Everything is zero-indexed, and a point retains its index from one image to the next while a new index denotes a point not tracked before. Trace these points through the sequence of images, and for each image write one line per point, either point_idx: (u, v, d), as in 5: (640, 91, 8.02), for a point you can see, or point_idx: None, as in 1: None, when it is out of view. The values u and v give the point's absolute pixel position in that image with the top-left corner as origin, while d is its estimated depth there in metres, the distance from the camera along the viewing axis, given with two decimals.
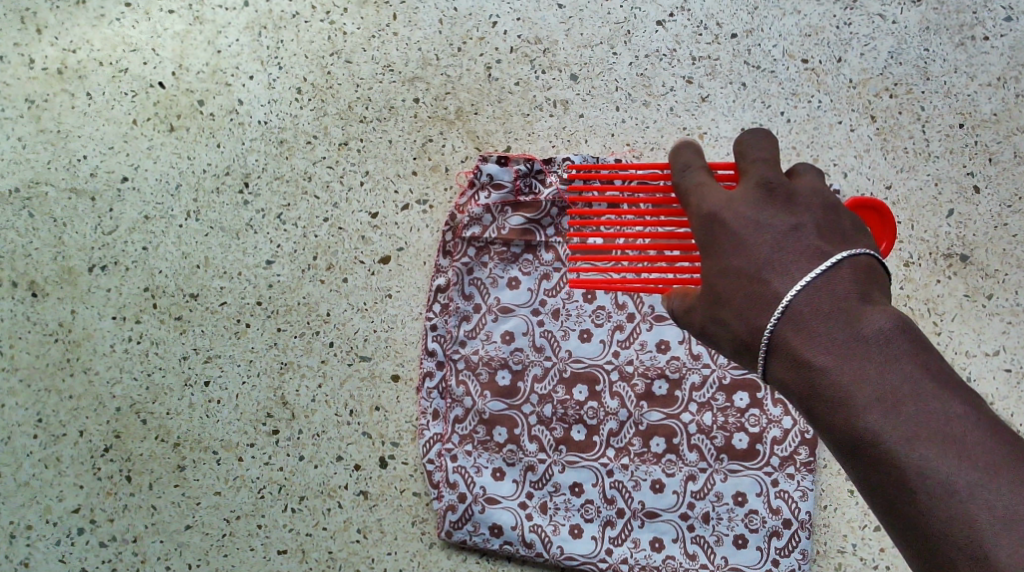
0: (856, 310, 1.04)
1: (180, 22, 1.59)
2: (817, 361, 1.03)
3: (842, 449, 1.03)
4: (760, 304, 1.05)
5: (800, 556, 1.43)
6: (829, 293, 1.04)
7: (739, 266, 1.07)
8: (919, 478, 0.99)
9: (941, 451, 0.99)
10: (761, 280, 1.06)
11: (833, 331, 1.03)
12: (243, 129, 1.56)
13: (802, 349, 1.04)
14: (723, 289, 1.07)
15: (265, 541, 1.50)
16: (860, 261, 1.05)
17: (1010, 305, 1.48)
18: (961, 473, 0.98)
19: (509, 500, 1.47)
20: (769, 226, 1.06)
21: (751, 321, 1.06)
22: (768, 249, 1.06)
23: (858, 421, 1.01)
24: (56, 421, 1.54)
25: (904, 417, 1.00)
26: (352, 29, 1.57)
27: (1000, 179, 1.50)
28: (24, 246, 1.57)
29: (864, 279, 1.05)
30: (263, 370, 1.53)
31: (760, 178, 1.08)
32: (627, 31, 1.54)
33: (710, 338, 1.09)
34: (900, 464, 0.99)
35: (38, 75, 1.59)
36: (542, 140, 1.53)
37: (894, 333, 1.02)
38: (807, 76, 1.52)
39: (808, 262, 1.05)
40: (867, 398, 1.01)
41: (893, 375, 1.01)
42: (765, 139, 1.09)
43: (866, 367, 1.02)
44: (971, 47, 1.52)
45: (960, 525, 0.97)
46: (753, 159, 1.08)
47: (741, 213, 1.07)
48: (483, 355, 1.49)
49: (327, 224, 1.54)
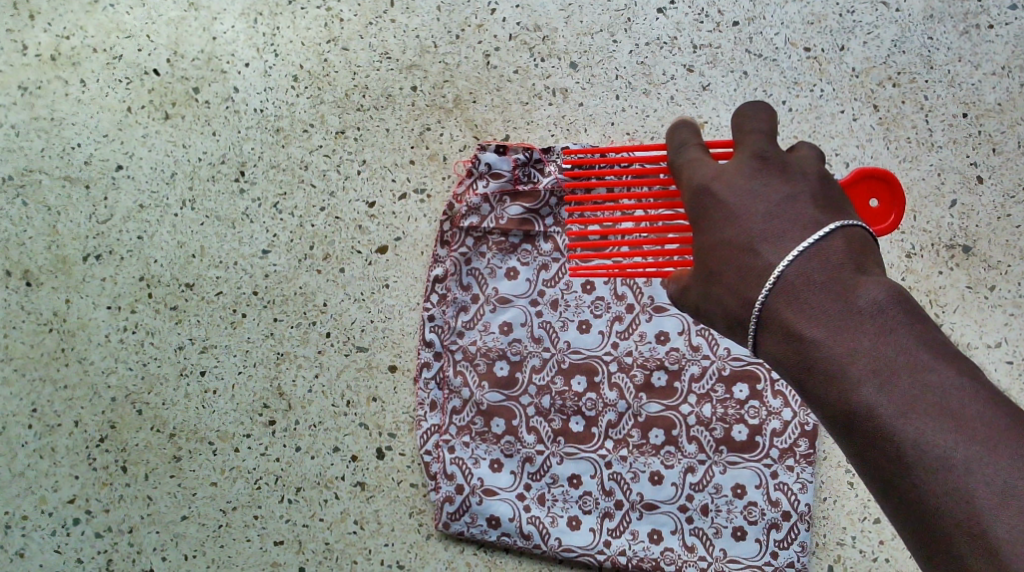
0: (849, 281, 1.02)
1: (176, 8, 1.57)
2: (810, 334, 1.01)
3: (836, 424, 1.01)
4: (752, 276, 1.04)
5: (800, 548, 1.42)
6: (822, 263, 1.02)
7: (729, 239, 1.05)
8: (915, 453, 0.97)
9: (937, 424, 0.97)
10: (752, 252, 1.04)
11: (826, 302, 1.02)
12: (238, 117, 1.55)
13: (795, 322, 1.02)
14: (721, 277, 1.05)
15: (262, 532, 1.49)
16: (853, 233, 1.04)
17: (1012, 296, 1.46)
18: (957, 446, 0.96)
19: (508, 492, 1.46)
20: (761, 195, 1.05)
21: (746, 300, 1.04)
22: (763, 229, 1.04)
23: (852, 395, 0.99)
24: (52, 411, 1.53)
25: (898, 390, 0.98)
26: (349, 16, 1.55)
27: (1003, 169, 1.48)
28: (18, 234, 1.55)
29: (858, 251, 1.03)
30: (259, 360, 1.52)
31: (753, 149, 1.06)
32: (627, 18, 1.53)
33: (704, 316, 1.08)
34: (896, 439, 0.98)
35: (31, 61, 1.57)
36: (542, 129, 1.51)
37: (888, 305, 1.00)
38: (809, 64, 1.51)
39: (801, 231, 1.03)
40: (860, 371, 0.99)
41: (887, 346, 0.99)
42: (763, 113, 1.07)
43: (859, 339, 1.00)
44: (975, 36, 1.50)
45: (957, 503, 0.95)
46: (749, 130, 1.07)
47: (732, 183, 1.06)
48: (481, 346, 1.48)
49: (324, 213, 1.53)
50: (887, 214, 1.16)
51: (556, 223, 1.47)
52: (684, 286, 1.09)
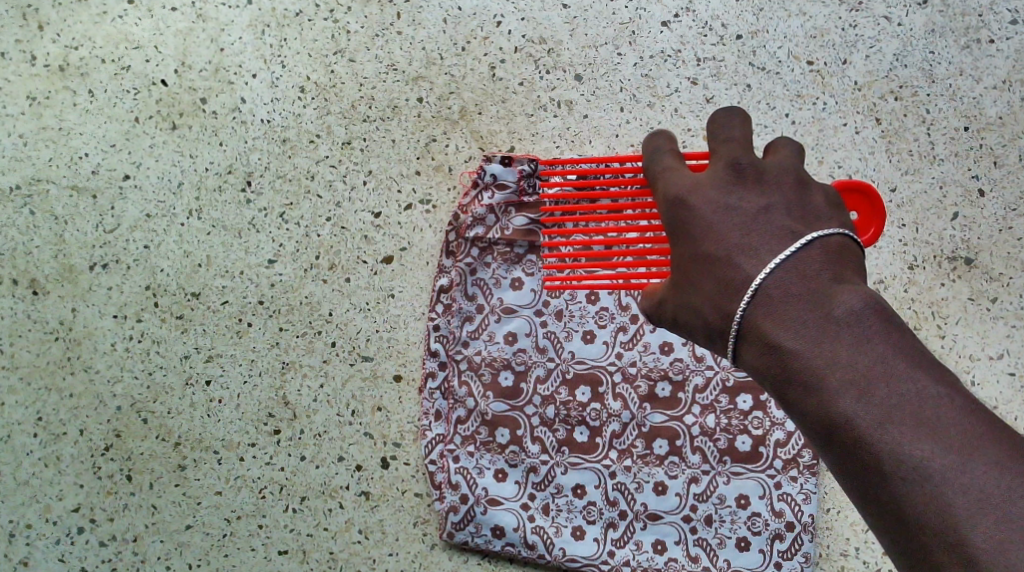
0: (827, 290, 1.02)
1: (183, 19, 1.58)
2: (789, 344, 1.02)
3: (816, 434, 1.01)
4: (730, 289, 1.05)
5: (804, 559, 1.43)
6: (799, 274, 1.03)
7: (707, 251, 1.06)
8: (894, 462, 0.97)
9: (914, 434, 0.97)
10: (730, 263, 1.05)
11: (804, 313, 1.02)
12: (245, 128, 1.55)
13: (773, 333, 1.03)
14: (700, 287, 1.07)
15: (267, 541, 1.50)
16: (832, 241, 1.05)
17: (1014, 308, 1.48)
18: (935, 455, 0.96)
19: (512, 502, 1.47)
20: (738, 206, 1.06)
21: (725, 309, 1.05)
22: (739, 233, 1.05)
23: (831, 405, 1.00)
24: (57, 420, 1.53)
25: (877, 400, 0.99)
26: (356, 28, 1.56)
27: (1004, 182, 1.50)
28: (25, 243, 1.56)
29: (837, 260, 1.04)
30: (264, 369, 1.52)
31: (730, 158, 1.07)
32: (632, 32, 1.54)
33: (683, 327, 1.09)
34: (875, 448, 0.98)
35: (40, 72, 1.58)
36: (547, 141, 1.52)
37: (865, 314, 1.01)
38: (813, 78, 1.52)
39: (778, 242, 1.04)
40: (839, 381, 1.00)
41: (865, 356, 1.00)
42: (736, 119, 1.08)
43: (837, 349, 1.01)
44: (976, 50, 1.52)
45: (936, 511, 0.96)
46: (723, 138, 1.08)
47: (708, 196, 1.07)
48: (486, 355, 1.49)
49: (329, 224, 1.53)
50: (868, 228, 1.17)
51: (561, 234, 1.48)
52: (660, 300, 1.11)
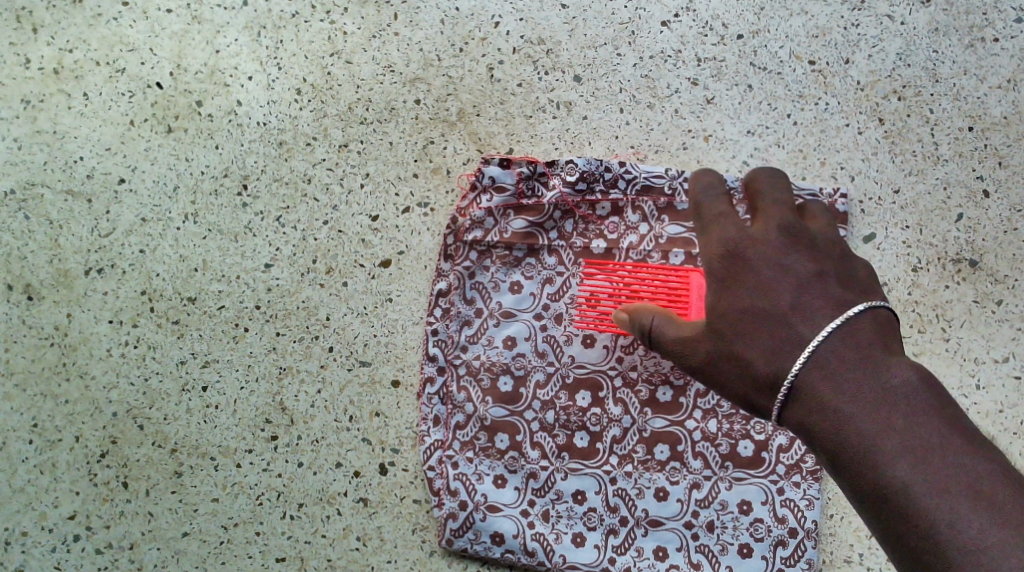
0: (882, 359, 1.05)
1: (179, 21, 1.56)
2: (845, 411, 1.04)
3: (866, 503, 1.03)
4: (786, 349, 1.07)
5: (807, 565, 1.42)
6: (854, 343, 1.06)
7: (761, 307, 1.09)
8: (948, 533, 0.99)
9: (969, 506, 0.99)
10: (788, 324, 1.08)
11: (860, 381, 1.05)
12: (241, 130, 1.54)
13: (828, 399, 1.05)
14: (751, 344, 1.09)
15: (264, 549, 1.48)
16: (881, 313, 1.08)
17: (1020, 311, 1.46)
18: (989, 530, 0.98)
19: (512, 508, 1.45)
20: (795, 269, 1.09)
21: (777, 366, 1.08)
22: (793, 295, 1.08)
23: (885, 474, 1.02)
24: (53, 426, 1.52)
25: (932, 470, 1.00)
26: (352, 29, 1.55)
27: (1009, 183, 1.48)
28: (19, 248, 1.54)
29: (886, 333, 1.07)
30: (261, 375, 1.50)
31: (782, 222, 1.11)
32: (632, 32, 1.52)
33: (728, 383, 1.11)
34: (929, 519, 0.99)
35: (34, 75, 1.56)
36: (545, 143, 1.51)
37: (919, 386, 1.04)
38: (815, 77, 1.50)
39: (833, 309, 1.07)
40: (895, 449, 1.02)
41: (920, 426, 1.02)
42: (779, 180, 1.12)
43: (893, 418, 1.03)
44: (980, 49, 1.50)
45: None
46: (771, 199, 1.11)
47: (765, 255, 1.10)
48: (485, 360, 1.47)
49: (327, 227, 1.52)
50: None
51: (561, 236, 1.48)
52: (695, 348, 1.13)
